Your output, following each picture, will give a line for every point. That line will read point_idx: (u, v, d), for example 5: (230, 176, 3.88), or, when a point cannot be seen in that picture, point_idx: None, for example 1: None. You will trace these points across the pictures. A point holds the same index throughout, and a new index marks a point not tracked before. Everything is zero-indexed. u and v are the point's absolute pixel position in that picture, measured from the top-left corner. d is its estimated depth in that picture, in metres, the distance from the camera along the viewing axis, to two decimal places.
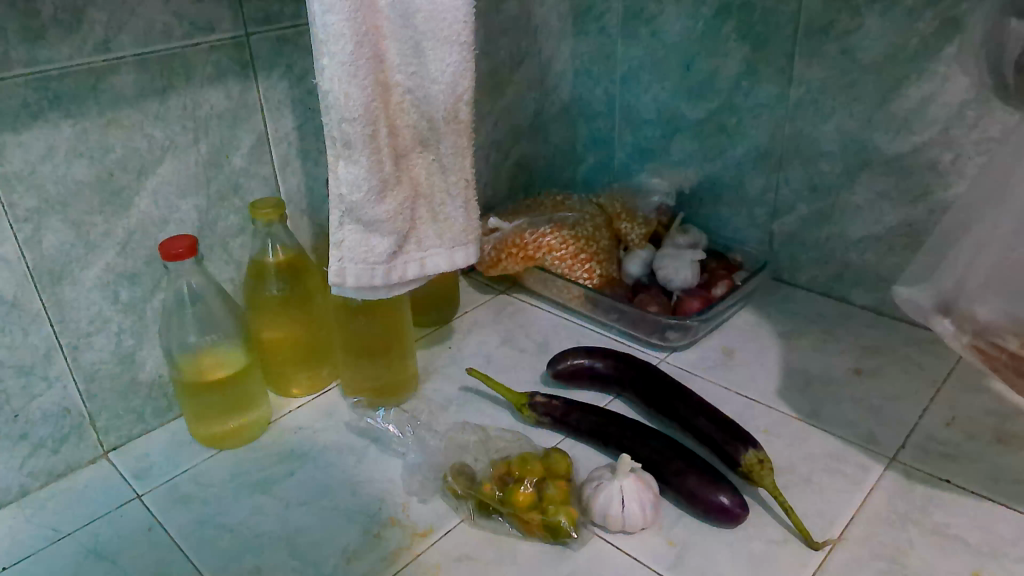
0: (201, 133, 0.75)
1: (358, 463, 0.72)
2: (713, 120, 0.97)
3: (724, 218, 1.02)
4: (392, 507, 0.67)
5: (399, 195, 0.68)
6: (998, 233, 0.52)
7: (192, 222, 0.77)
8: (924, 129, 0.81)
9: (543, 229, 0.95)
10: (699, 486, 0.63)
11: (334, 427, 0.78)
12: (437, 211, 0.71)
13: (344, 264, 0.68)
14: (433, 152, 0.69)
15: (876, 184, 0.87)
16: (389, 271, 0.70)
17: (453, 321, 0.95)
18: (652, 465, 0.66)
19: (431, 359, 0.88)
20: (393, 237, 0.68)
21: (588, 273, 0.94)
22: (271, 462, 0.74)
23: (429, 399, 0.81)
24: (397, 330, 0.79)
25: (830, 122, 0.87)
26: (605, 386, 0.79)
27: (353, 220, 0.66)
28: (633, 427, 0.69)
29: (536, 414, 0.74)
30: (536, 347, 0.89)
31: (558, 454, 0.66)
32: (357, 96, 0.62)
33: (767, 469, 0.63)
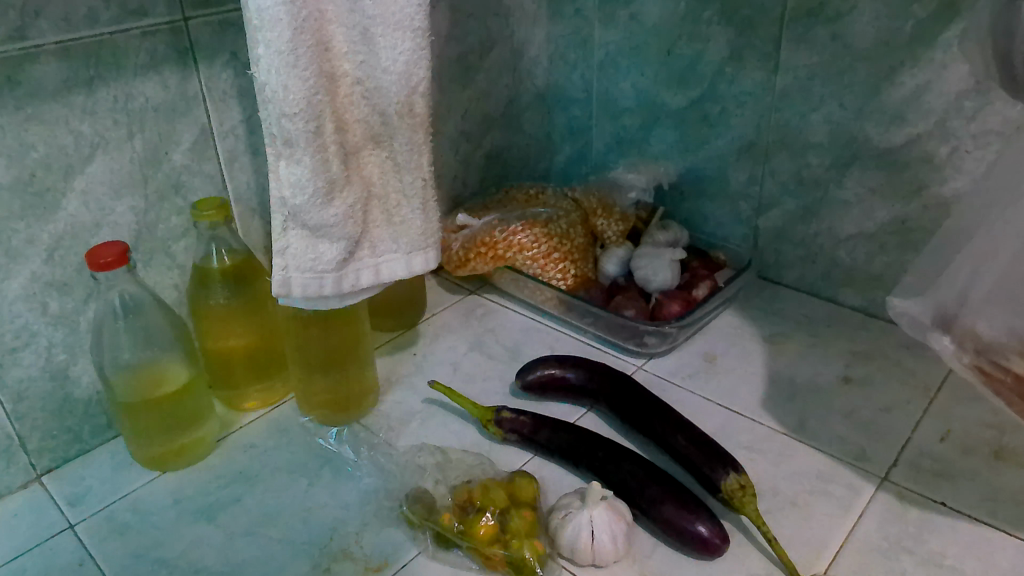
0: (137, 128, 0.69)
1: (310, 487, 0.67)
2: (695, 109, 0.91)
3: (707, 213, 0.96)
4: (344, 538, 0.61)
5: (349, 197, 0.62)
6: (1005, 241, 0.47)
7: (128, 226, 0.71)
8: (918, 122, 0.75)
9: (514, 226, 0.89)
10: (676, 515, 0.58)
11: (286, 445, 0.72)
12: (393, 213, 0.65)
13: (289, 273, 0.62)
14: (386, 148, 0.63)
15: (867, 179, 0.81)
16: (341, 280, 0.64)
17: (419, 325, 0.89)
18: (625, 490, 0.61)
19: (393, 368, 0.82)
20: (343, 243, 0.63)
21: (562, 274, 0.88)
22: (217, 486, 0.68)
23: (390, 412, 0.75)
24: (355, 340, 0.73)
25: (818, 112, 0.82)
26: (577, 397, 0.74)
27: (298, 225, 0.61)
28: (606, 448, 0.64)
29: (503, 430, 0.69)
30: (507, 353, 0.84)
31: (524, 479, 0.61)
32: (298, 89, 0.56)
33: (750, 495, 0.58)
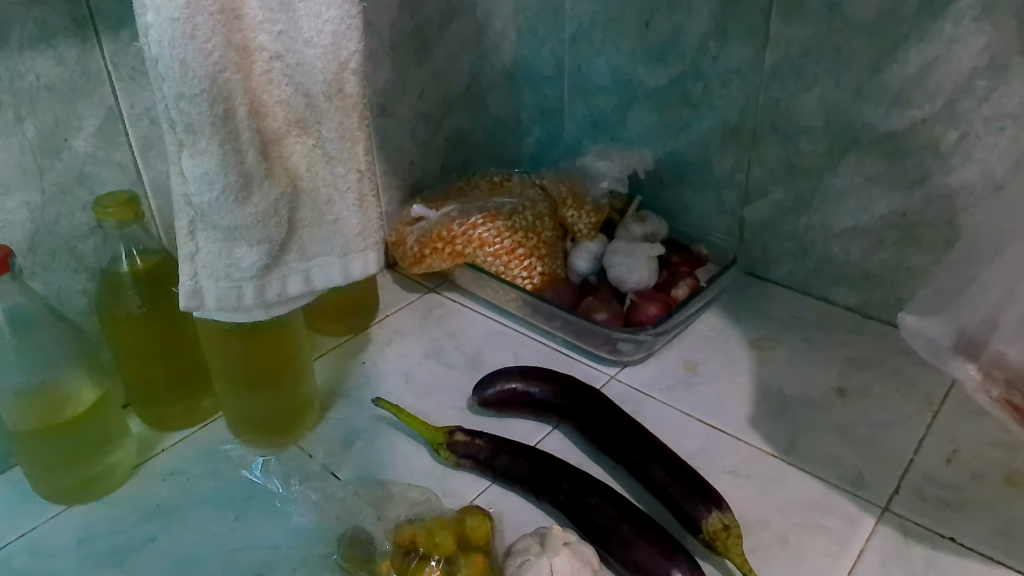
0: (26, 110, 0.59)
1: (234, 524, 0.58)
2: (676, 88, 0.83)
3: (688, 202, 0.88)
4: None
5: (270, 192, 0.53)
6: None
7: (22, 224, 0.62)
8: (924, 103, 0.67)
9: (474, 219, 0.80)
10: (648, 560, 0.50)
11: (212, 471, 0.63)
12: (324, 211, 0.57)
13: (201, 282, 0.53)
14: (314, 136, 0.54)
15: (864, 167, 0.73)
16: (263, 288, 0.56)
17: (369, 329, 0.81)
18: (592, 529, 0.53)
19: (339, 380, 0.73)
20: (264, 246, 0.54)
21: (528, 273, 0.79)
22: (130, 523, 0.58)
23: (332, 432, 0.67)
24: (289, 353, 0.64)
25: (811, 92, 0.73)
26: (542, 414, 0.66)
27: (207, 225, 0.52)
28: (571, 479, 0.56)
29: (456, 455, 0.61)
30: (466, 361, 0.75)
31: (477, 517, 0.53)
32: (198, 65, 0.47)
33: (735, 537, 0.51)
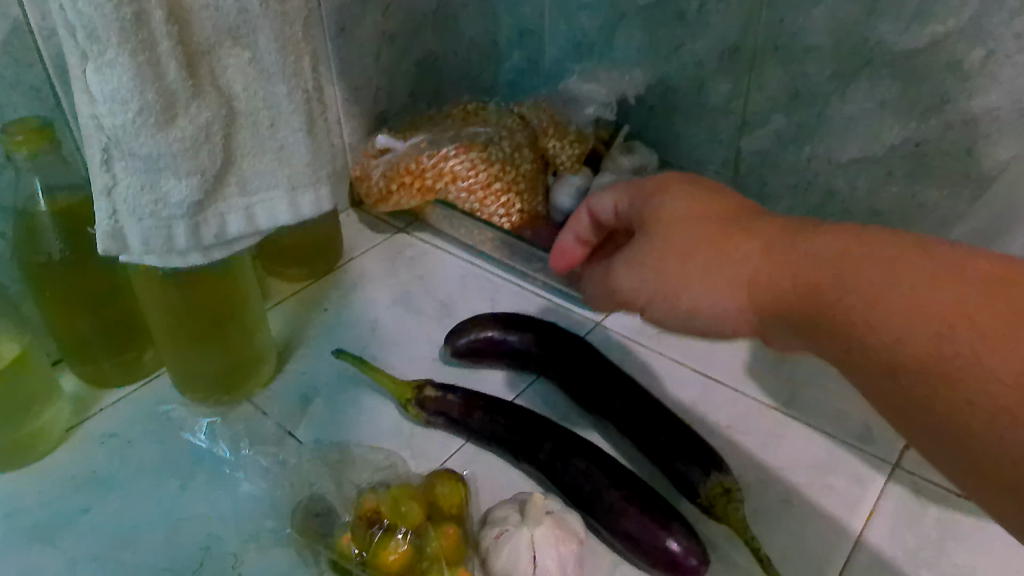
0: None
1: (179, 493, 0.52)
2: (669, 4, 0.74)
3: (680, 133, 0.81)
4: (220, 562, 0.47)
5: (198, 115, 0.45)
6: None
7: None
8: (948, 18, 0.60)
9: (445, 151, 0.72)
10: (640, 530, 0.45)
11: (156, 433, 0.57)
12: (266, 138, 0.49)
13: (121, 220, 0.46)
14: (250, 49, 0.46)
15: (876, 92, 0.66)
16: (197, 229, 0.48)
17: (331, 274, 0.73)
18: (577, 495, 0.48)
19: (298, 329, 0.67)
20: (194, 180, 0.46)
21: (505, 210, 0.72)
22: (60, 493, 0.52)
23: (290, 388, 0.61)
24: (237, 301, 0.57)
25: (821, 7, 0.66)
26: (521, 366, 0.60)
27: (123, 155, 0.44)
28: (553, 438, 0.51)
29: (425, 412, 0.55)
30: (439, 308, 0.69)
31: (448, 483, 0.48)
32: None
33: (737, 502, 0.46)
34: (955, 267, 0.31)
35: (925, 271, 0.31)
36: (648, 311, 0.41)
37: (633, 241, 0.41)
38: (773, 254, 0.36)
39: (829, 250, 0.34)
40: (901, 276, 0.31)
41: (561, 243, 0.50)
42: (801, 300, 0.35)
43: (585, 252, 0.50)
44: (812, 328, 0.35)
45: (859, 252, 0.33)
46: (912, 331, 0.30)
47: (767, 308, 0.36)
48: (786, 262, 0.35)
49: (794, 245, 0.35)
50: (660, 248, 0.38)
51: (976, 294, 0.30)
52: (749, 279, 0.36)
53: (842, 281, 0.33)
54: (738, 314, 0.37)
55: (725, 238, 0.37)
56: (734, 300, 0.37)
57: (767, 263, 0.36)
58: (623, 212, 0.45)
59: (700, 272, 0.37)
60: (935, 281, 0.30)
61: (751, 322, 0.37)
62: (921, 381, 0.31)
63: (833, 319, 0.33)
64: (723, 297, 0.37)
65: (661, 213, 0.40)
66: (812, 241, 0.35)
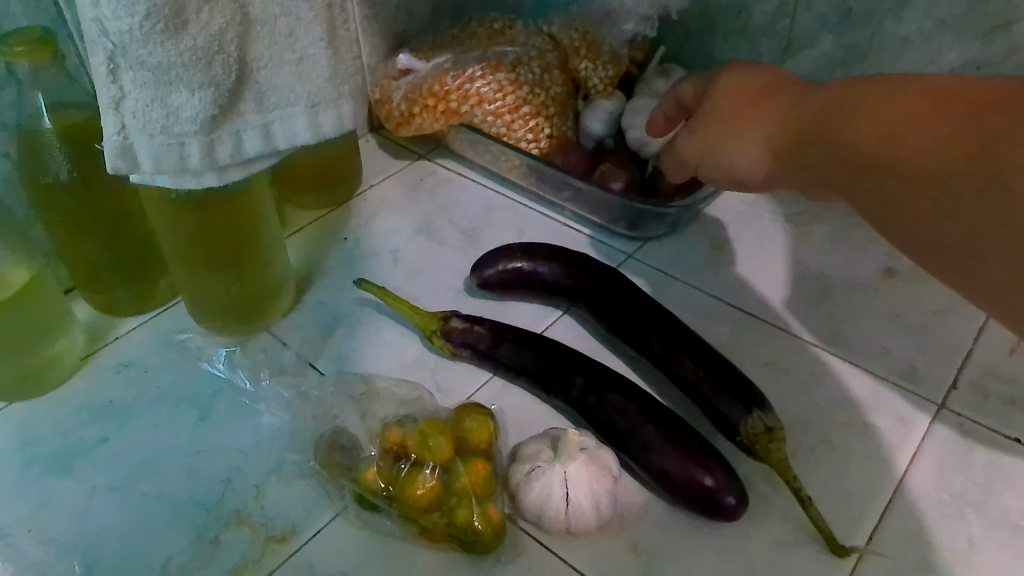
0: None
1: (198, 425, 0.50)
2: None
3: (718, 55, 0.76)
4: (241, 495, 0.46)
5: (210, 21, 0.41)
6: None
7: None
8: None
9: (471, 71, 0.67)
10: (679, 469, 0.43)
11: (172, 364, 0.55)
12: (284, 49, 0.46)
13: (130, 136, 0.43)
14: None
15: (937, 9, 0.61)
16: (212, 148, 0.45)
17: (350, 201, 0.71)
18: (612, 432, 0.46)
19: (317, 258, 0.64)
20: (208, 92, 0.43)
21: (534, 134, 0.69)
22: (76, 423, 0.51)
23: (309, 318, 0.58)
24: (255, 226, 0.54)
25: None
26: (551, 298, 0.57)
27: (131, 64, 0.40)
28: (586, 373, 0.48)
29: (451, 345, 0.53)
30: (462, 238, 0.66)
31: (478, 417, 0.46)
32: None
33: (779, 442, 0.44)
34: (941, 87, 0.31)
35: (908, 96, 0.32)
36: (700, 171, 0.45)
37: (698, 106, 0.44)
38: (807, 102, 0.38)
39: (850, 92, 0.36)
40: (886, 106, 0.33)
41: (653, 117, 0.52)
42: (813, 141, 0.37)
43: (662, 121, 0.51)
44: (827, 174, 0.37)
45: (869, 94, 0.34)
46: (884, 149, 0.33)
47: (791, 158, 0.39)
48: (813, 109, 0.37)
49: (844, 87, 0.36)
50: (713, 116, 0.42)
51: (943, 111, 0.31)
52: (780, 128, 0.39)
53: (840, 116, 0.35)
54: (764, 163, 0.40)
55: (779, 99, 0.40)
56: (764, 151, 0.40)
57: (806, 107, 0.38)
58: (699, 94, 0.46)
59: (740, 131, 0.41)
60: (909, 104, 0.32)
61: (782, 172, 0.40)
62: (893, 196, 0.33)
63: (829, 155, 0.36)
64: (749, 150, 0.41)
65: (730, 81, 0.43)
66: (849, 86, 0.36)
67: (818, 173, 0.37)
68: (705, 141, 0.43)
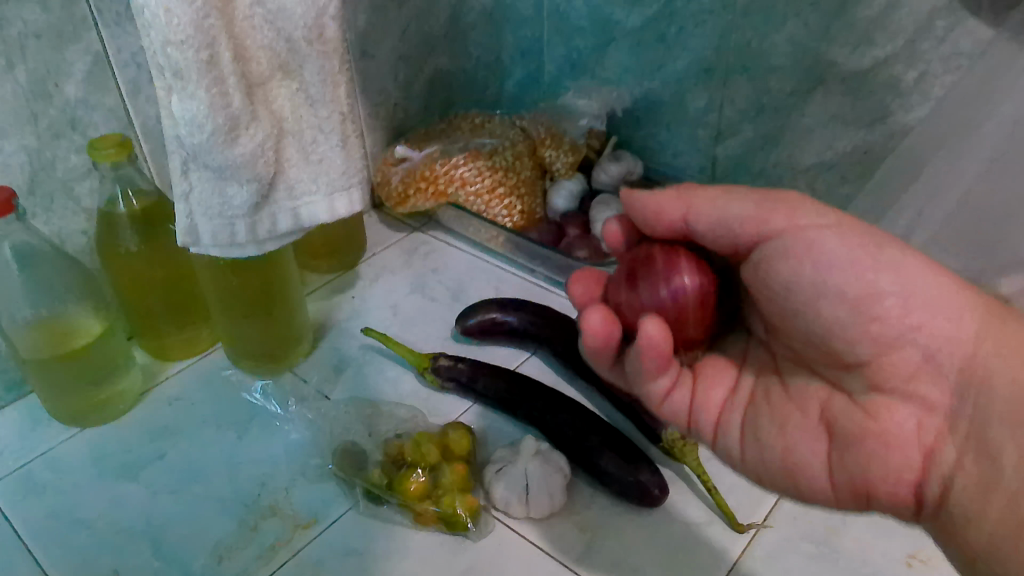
0: (16, 56, 0.60)
1: (238, 441, 0.64)
2: (651, 29, 0.84)
3: (663, 141, 0.91)
4: (273, 494, 0.59)
5: (258, 133, 0.55)
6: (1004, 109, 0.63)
7: (21, 166, 0.63)
8: (886, 43, 0.67)
9: (456, 160, 0.84)
10: (615, 468, 0.55)
11: (214, 397, 0.68)
12: (310, 152, 0.60)
13: (195, 219, 0.57)
14: (296, 80, 0.57)
15: (830, 106, 0.73)
16: (254, 225, 0.59)
17: (357, 265, 0.85)
18: (564, 442, 0.58)
19: (330, 312, 0.78)
20: (253, 185, 0.57)
21: (508, 211, 0.84)
22: (138, 442, 0.64)
23: (323, 361, 0.71)
24: (280, 286, 0.68)
25: (781, 32, 0.74)
26: (520, 342, 0.70)
27: (199, 166, 0.55)
28: (545, 397, 0.61)
29: (440, 378, 0.66)
30: (449, 296, 0.80)
31: (459, 430, 0.58)
32: (182, 12, 0.48)
33: (691, 446, 0.56)
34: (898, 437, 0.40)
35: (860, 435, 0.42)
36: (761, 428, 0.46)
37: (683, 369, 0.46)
38: (791, 410, 0.45)
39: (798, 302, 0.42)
40: (984, 345, 0.39)
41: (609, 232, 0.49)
42: (772, 411, 0.46)
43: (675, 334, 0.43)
44: (813, 479, 0.44)
45: (822, 280, 0.41)
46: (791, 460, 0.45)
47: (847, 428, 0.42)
48: (973, 421, 0.39)
49: (848, 298, 0.41)
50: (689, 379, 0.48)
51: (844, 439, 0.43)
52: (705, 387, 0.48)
53: (773, 394, 0.47)
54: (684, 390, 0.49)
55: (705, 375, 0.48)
56: (795, 458, 0.44)
57: (843, 359, 0.43)
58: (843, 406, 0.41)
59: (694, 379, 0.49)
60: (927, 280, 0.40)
61: (798, 490, 0.45)
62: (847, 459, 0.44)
63: (877, 503, 0.42)
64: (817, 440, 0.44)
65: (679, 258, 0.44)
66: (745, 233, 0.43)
67: (798, 478, 0.44)
68: (702, 410, 0.48)
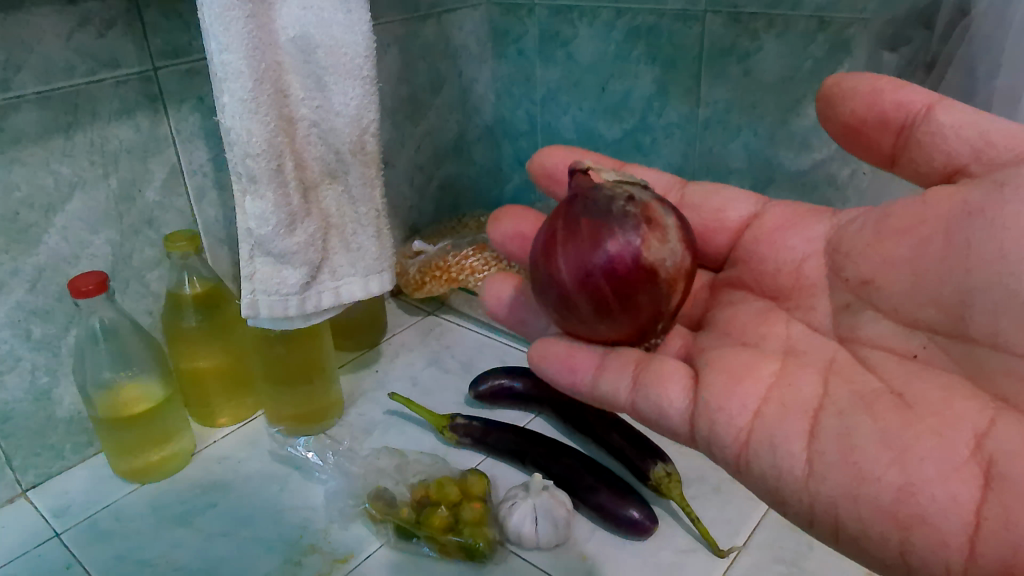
0: (111, 168, 0.73)
1: (281, 491, 0.73)
2: (629, 139, 0.99)
3: None
4: (313, 534, 0.68)
5: (309, 227, 0.68)
6: None
7: (105, 257, 0.76)
8: (821, 147, 0.81)
9: (466, 251, 0.97)
10: (611, 502, 0.65)
11: (258, 456, 0.78)
12: (349, 241, 0.72)
13: (256, 297, 0.67)
14: (341, 183, 0.70)
15: (782, 200, 0.88)
16: (304, 301, 0.69)
17: (379, 344, 0.96)
18: (568, 482, 0.68)
19: (357, 383, 0.88)
20: (305, 268, 0.68)
21: None
22: (192, 494, 0.74)
23: (353, 423, 0.81)
24: (318, 358, 0.79)
25: (737, 140, 0.89)
26: (526, 404, 0.80)
27: (263, 252, 0.66)
28: (548, 446, 0.71)
29: (457, 435, 0.76)
30: (461, 367, 0.91)
31: (475, 476, 0.68)
32: (260, 132, 0.62)
33: (675, 481, 0.65)
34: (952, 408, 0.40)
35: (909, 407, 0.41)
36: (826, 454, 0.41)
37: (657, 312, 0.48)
38: (873, 381, 0.44)
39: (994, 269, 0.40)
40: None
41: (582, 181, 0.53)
42: (879, 415, 0.41)
43: (601, 289, 0.46)
44: (882, 489, 0.38)
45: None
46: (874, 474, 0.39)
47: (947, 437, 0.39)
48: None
49: None
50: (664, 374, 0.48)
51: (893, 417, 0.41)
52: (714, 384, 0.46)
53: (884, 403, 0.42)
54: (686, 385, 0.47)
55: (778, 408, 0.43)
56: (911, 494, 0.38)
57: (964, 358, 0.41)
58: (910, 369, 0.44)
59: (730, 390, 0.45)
60: None
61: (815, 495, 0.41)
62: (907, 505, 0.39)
63: (984, 546, 0.36)
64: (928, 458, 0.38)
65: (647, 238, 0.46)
66: (988, 148, 0.42)
67: (858, 499, 0.39)
68: (724, 401, 0.44)
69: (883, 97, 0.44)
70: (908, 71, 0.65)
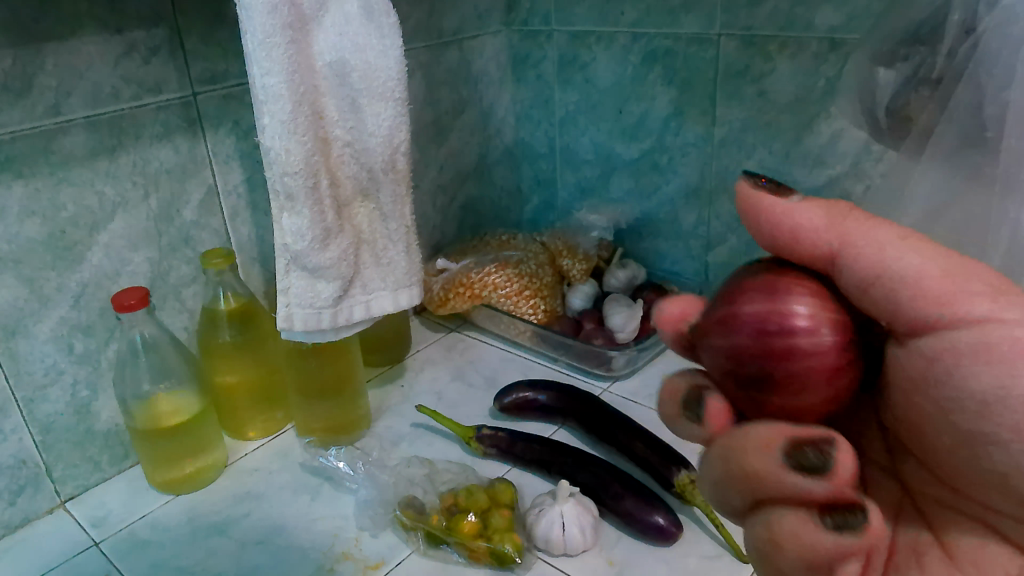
0: (151, 188, 0.76)
1: (312, 502, 0.75)
2: (646, 159, 1.02)
3: (663, 251, 1.07)
4: (345, 542, 0.69)
5: (343, 242, 0.71)
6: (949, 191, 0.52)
7: (144, 274, 0.79)
8: (836, 164, 0.84)
9: (488, 268, 0.99)
10: (637, 509, 0.66)
11: (289, 468, 0.80)
12: (380, 256, 0.74)
13: (291, 310, 0.70)
14: (373, 201, 0.73)
15: None
16: (336, 314, 0.72)
17: (404, 359, 0.98)
18: (594, 490, 0.69)
19: (383, 398, 0.90)
20: (338, 282, 0.71)
21: (533, 310, 0.98)
22: (226, 505, 0.76)
23: (381, 436, 0.83)
24: (348, 371, 0.81)
25: (752, 158, 0.91)
26: (550, 416, 0.82)
27: (298, 267, 0.69)
28: (574, 455, 0.73)
29: (483, 446, 0.77)
30: (485, 381, 0.92)
31: (503, 485, 0.70)
32: (298, 151, 0.65)
33: (699, 488, 0.67)
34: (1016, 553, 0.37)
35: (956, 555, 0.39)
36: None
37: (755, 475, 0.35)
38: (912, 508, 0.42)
39: (957, 433, 0.34)
40: None
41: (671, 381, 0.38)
42: (923, 572, 0.39)
43: (848, 380, 0.31)
44: None
45: (1011, 391, 0.31)
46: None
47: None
48: None
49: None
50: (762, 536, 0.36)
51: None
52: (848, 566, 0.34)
53: (928, 556, 0.40)
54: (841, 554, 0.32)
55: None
56: None
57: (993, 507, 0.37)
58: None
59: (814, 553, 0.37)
60: None
61: None
62: None
63: None
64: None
65: (795, 289, 0.32)
66: (905, 296, 0.32)
67: None
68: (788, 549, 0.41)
69: (799, 231, 0.33)
70: (910, 88, 0.54)
